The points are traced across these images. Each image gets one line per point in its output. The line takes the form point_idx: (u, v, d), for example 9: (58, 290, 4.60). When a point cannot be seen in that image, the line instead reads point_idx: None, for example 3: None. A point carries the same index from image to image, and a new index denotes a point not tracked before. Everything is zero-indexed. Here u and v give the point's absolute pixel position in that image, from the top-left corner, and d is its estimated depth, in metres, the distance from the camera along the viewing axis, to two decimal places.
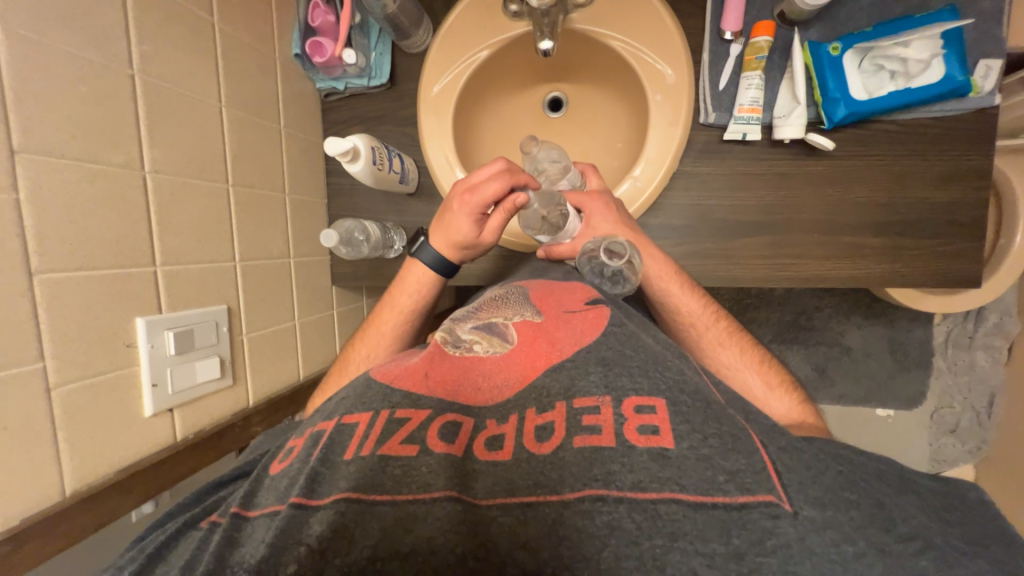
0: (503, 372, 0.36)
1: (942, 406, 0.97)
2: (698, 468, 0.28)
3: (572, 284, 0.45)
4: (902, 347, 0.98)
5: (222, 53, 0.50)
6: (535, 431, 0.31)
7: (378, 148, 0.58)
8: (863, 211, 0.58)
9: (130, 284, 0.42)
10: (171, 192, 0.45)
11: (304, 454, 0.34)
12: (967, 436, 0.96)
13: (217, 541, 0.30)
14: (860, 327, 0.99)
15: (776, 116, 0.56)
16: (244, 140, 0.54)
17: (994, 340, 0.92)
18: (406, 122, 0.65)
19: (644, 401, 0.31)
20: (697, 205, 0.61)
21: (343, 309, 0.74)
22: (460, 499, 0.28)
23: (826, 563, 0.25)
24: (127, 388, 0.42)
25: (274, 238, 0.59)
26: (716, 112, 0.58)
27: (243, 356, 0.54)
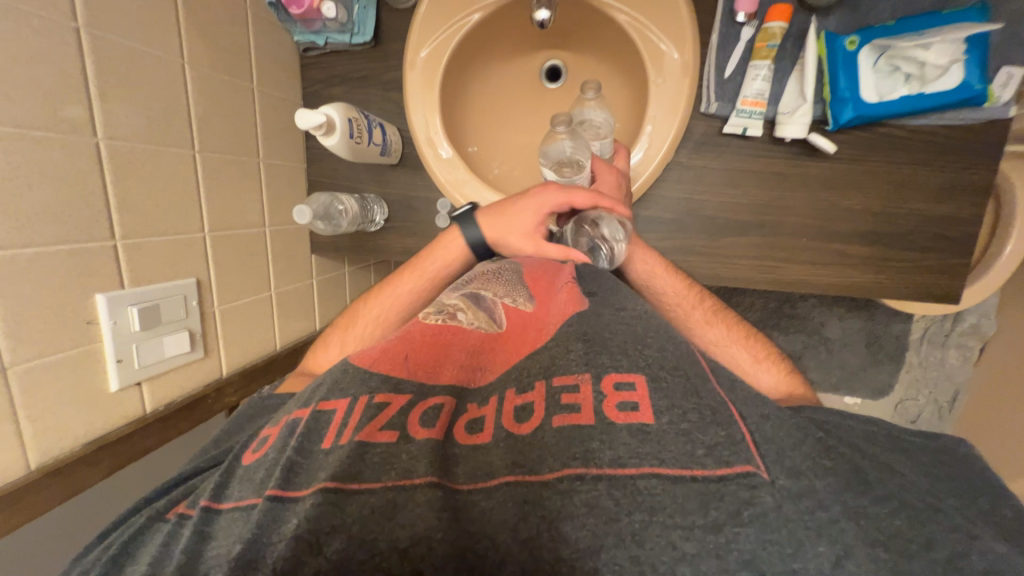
0: (489, 350, 0.39)
1: (907, 398, 1.18)
2: (678, 442, 0.29)
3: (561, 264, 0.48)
4: (877, 343, 1.15)
5: (184, 27, 0.55)
6: (515, 412, 0.33)
7: (355, 120, 0.66)
8: (858, 218, 0.67)
9: (94, 258, 0.47)
10: (127, 162, 0.49)
11: (279, 443, 0.35)
12: (925, 425, 1.18)
13: (188, 538, 0.31)
14: (841, 318, 1.14)
15: (782, 113, 0.64)
16: (207, 115, 0.59)
17: (968, 339, 1.13)
18: (389, 85, 0.74)
19: (623, 378, 0.32)
20: (689, 198, 0.70)
21: (323, 277, 0.84)
22: (441, 484, 0.29)
23: (800, 530, 0.26)
24: (91, 364, 0.47)
25: (250, 206, 0.67)
26: (719, 102, 0.65)
27: (215, 332, 0.61)
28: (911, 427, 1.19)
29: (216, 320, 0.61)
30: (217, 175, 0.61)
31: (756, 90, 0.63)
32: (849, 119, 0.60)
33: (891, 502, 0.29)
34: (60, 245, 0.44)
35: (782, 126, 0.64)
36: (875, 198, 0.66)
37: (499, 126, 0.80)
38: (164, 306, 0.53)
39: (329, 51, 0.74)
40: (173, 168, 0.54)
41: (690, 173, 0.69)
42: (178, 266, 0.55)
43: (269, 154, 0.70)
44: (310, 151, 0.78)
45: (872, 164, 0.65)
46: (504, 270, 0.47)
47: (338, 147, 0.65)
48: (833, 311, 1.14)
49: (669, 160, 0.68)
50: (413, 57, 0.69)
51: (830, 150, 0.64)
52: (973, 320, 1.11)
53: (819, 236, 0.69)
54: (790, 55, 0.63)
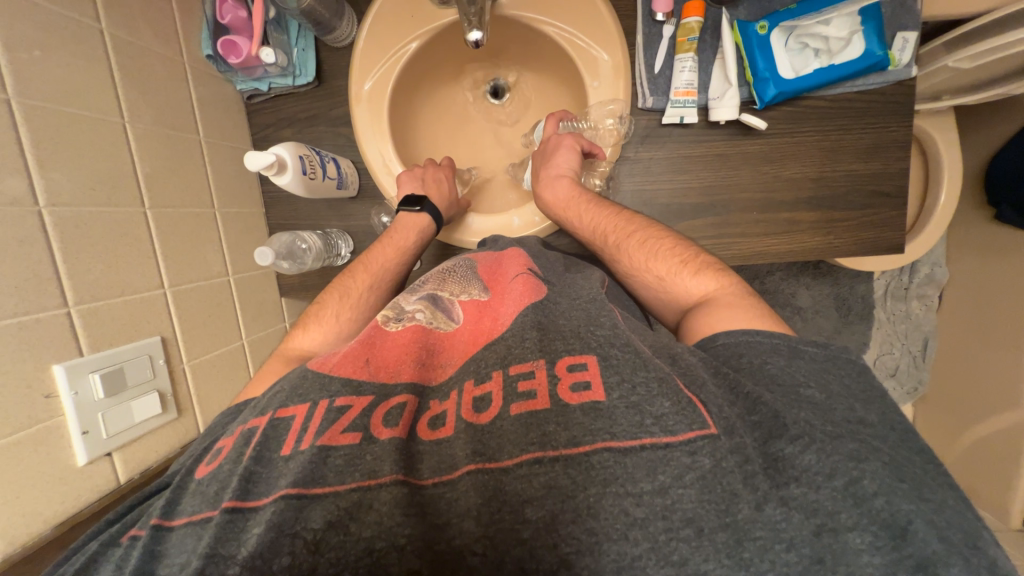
0: (448, 350, 0.41)
1: (884, 353, 1.24)
2: (627, 415, 0.30)
3: (513, 253, 0.51)
4: (846, 303, 1.22)
5: (121, 88, 0.56)
6: (473, 403, 0.34)
7: (307, 156, 0.67)
8: (796, 186, 0.71)
9: (45, 328, 0.47)
10: (72, 226, 0.49)
11: (235, 454, 0.35)
12: (907, 378, 1.23)
13: (139, 557, 0.31)
14: (808, 287, 1.22)
15: (712, 99, 0.67)
16: (153, 172, 0.59)
17: (927, 290, 1.18)
18: (337, 121, 0.76)
19: (576, 360, 0.34)
20: (640, 190, 0.73)
21: (294, 317, 0.85)
22: (406, 481, 0.30)
23: (735, 481, 0.27)
24: (54, 440, 0.47)
25: (211, 258, 0.67)
26: (653, 97, 0.68)
27: (187, 389, 0.61)
28: (893, 381, 1.25)
29: (187, 376, 0.61)
30: (171, 231, 0.61)
31: (685, 82, 0.66)
32: (773, 96, 0.64)
33: (804, 436, 0.29)
34: (8, 319, 0.43)
35: (714, 111, 0.67)
36: (810, 167, 0.70)
37: (454, 145, 0.83)
38: (128, 366, 0.53)
39: (274, 95, 0.76)
40: (119, 225, 0.54)
41: (639, 165, 0.73)
42: (137, 326, 0.55)
43: (225, 203, 0.71)
44: (266, 195, 0.79)
45: (801, 135, 0.69)
46: (458, 267, 0.51)
47: (292, 184, 0.66)
48: (799, 282, 1.21)
49: (617, 158, 0.72)
50: (357, 88, 0.70)
51: (762, 127, 0.67)
52: (927, 271, 1.17)
53: (767, 207, 0.72)
54: (710, 45, 0.67)
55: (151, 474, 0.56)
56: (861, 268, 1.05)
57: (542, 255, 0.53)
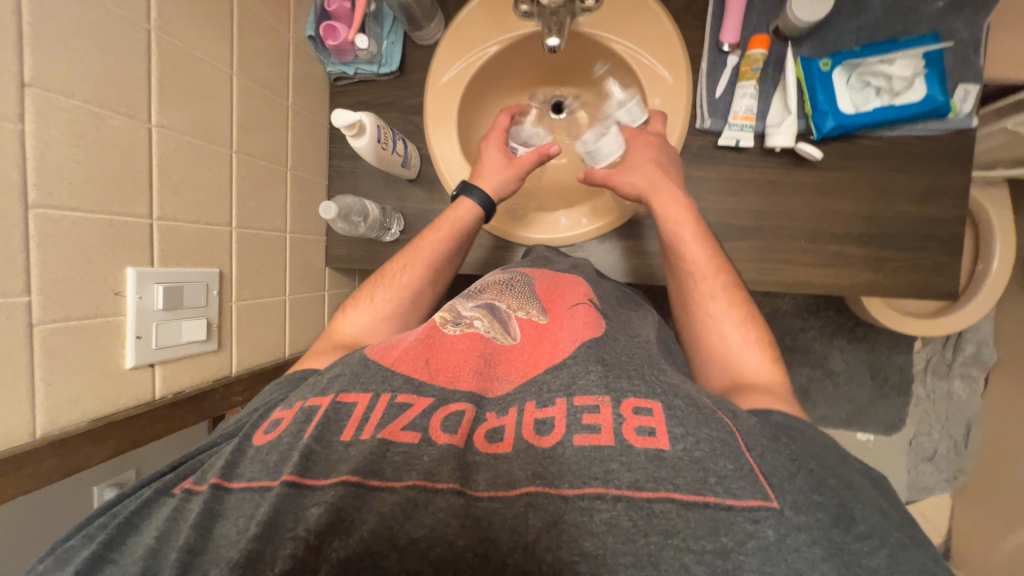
0: (505, 364, 0.43)
1: (921, 434, 1.24)
2: (692, 468, 0.31)
3: (573, 279, 0.54)
4: (882, 372, 1.25)
5: (238, 44, 0.67)
6: (535, 424, 0.36)
7: (381, 128, 0.72)
8: (849, 221, 0.72)
9: (130, 232, 0.54)
10: (171, 147, 0.57)
11: (296, 429, 0.40)
12: (946, 465, 1.23)
13: (201, 511, 0.35)
14: (842, 351, 1.26)
15: (770, 125, 0.70)
16: (248, 120, 0.70)
17: (971, 370, 1.21)
18: (410, 110, 0.84)
19: (642, 403, 0.36)
20: None
21: (332, 292, 0.95)
22: (462, 492, 0.32)
23: (800, 562, 0.27)
24: (113, 336, 0.53)
25: (275, 213, 0.77)
26: (712, 118, 0.72)
27: (228, 328, 0.68)
28: (929, 465, 1.24)
29: (232, 315, 0.68)
30: (246, 176, 0.70)
31: (745, 107, 0.70)
32: (830, 128, 0.67)
33: (873, 537, 0.30)
34: (99, 215, 0.50)
35: (770, 137, 0.70)
36: (863, 203, 0.72)
37: None
38: (187, 288, 0.60)
39: (357, 81, 0.86)
40: (208, 158, 0.63)
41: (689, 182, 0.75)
42: (202, 257, 0.63)
43: (296, 165, 0.81)
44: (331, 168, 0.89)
45: (857, 171, 0.72)
46: (517, 281, 0.53)
47: (365, 149, 0.72)
48: (832, 343, 1.26)
49: None
50: (435, 79, 0.76)
51: (818, 157, 0.70)
52: (972, 349, 1.20)
53: (814, 239, 0.73)
54: (773, 77, 0.70)
55: (182, 398, 0.62)
56: (900, 327, 1.00)
57: (601, 284, 0.56)
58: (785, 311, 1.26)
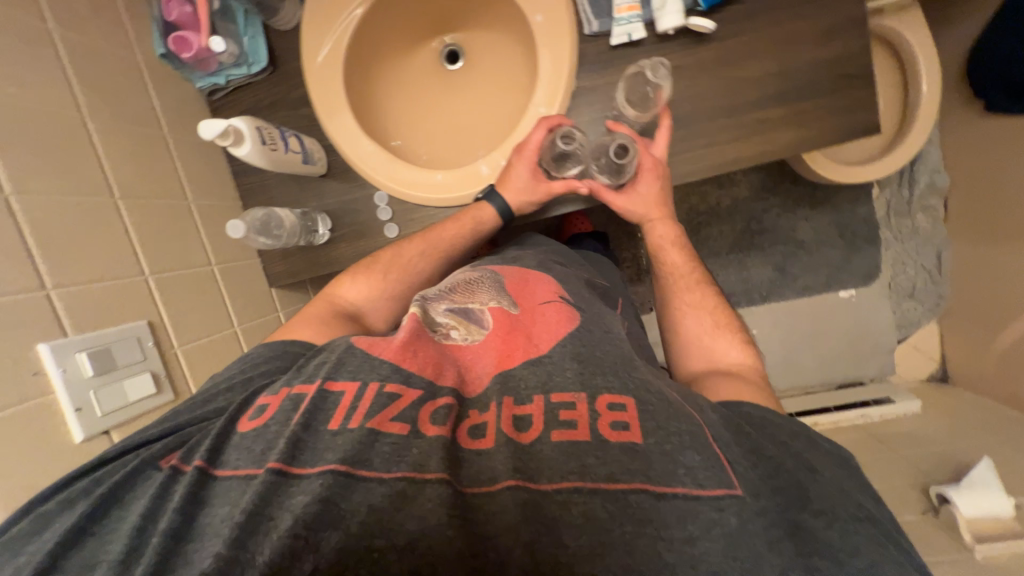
0: (481, 359, 0.49)
1: (897, 274, 1.29)
2: (662, 461, 0.37)
3: (540, 278, 0.60)
4: (849, 228, 1.29)
5: (79, 81, 0.60)
6: (514, 421, 0.42)
7: (264, 128, 0.68)
8: (759, 85, 0.69)
9: (26, 310, 0.49)
10: (40, 212, 0.52)
11: (282, 416, 0.44)
12: (926, 296, 1.28)
13: (188, 495, 0.39)
14: (807, 219, 1.30)
15: (655, 10, 0.67)
16: (122, 162, 0.64)
17: (929, 202, 1.23)
18: (296, 102, 0.78)
19: (615, 400, 0.41)
20: (603, 114, 0.74)
21: (287, 310, 0.91)
22: (449, 483, 0.36)
23: (760, 544, 0.33)
24: (48, 416, 0.50)
25: (192, 249, 0.72)
26: (598, 19, 0.70)
27: (180, 373, 0.64)
28: (912, 301, 1.29)
29: (180, 360, 0.65)
30: (144, 220, 0.65)
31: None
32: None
33: (827, 512, 0.35)
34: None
35: (658, 21, 0.67)
36: (770, 62, 0.69)
37: (415, 118, 0.86)
38: (117, 346, 0.56)
39: (234, 88, 0.79)
40: (92, 215, 0.58)
41: (595, 94, 0.73)
42: (123, 311, 0.59)
43: (199, 195, 0.75)
44: (241, 188, 0.82)
45: (754, 31, 0.68)
46: (485, 279, 0.58)
47: (252, 155, 0.67)
48: (798, 215, 1.30)
49: (573, 88, 0.73)
50: (311, 60, 0.74)
51: (711, 28, 0.66)
52: (927, 179, 1.21)
53: (729, 111, 0.70)
54: None
55: None
56: (853, 178, 1.00)
57: (568, 282, 0.61)
58: (743, 197, 1.30)
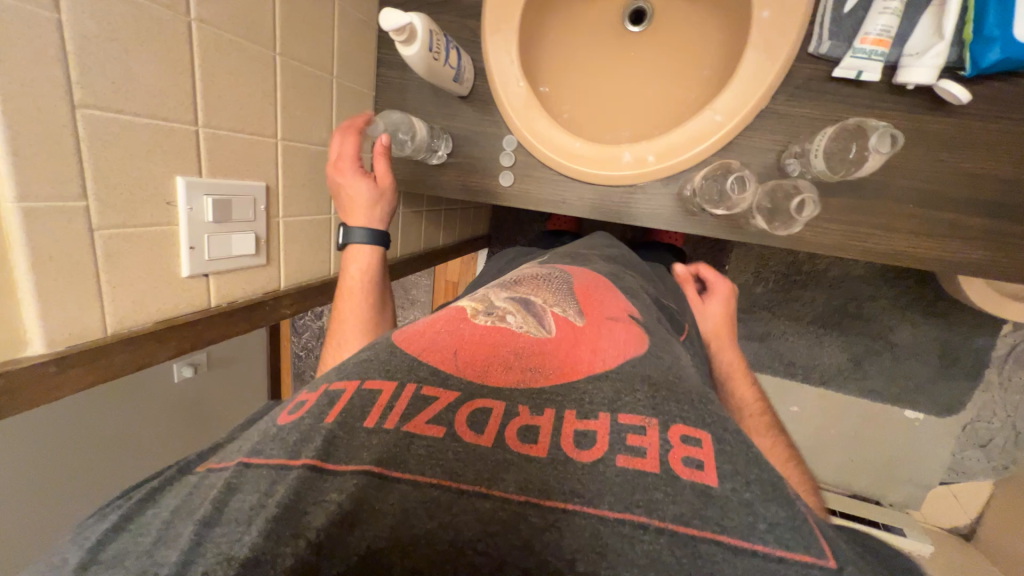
0: (539, 358, 0.35)
1: (979, 420, 1.19)
2: (740, 512, 0.26)
3: (613, 291, 0.48)
4: (953, 354, 1.17)
5: None
6: (573, 435, 0.30)
7: (434, 33, 0.66)
8: (975, 186, 0.67)
9: (177, 137, 0.52)
10: (211, 44, 0.54)
11: (315, 412, 0.32)
12: (995, 453, 1.20)
13: (218, 493, 0.28)
14: (914, 326, 1.18)
15: (908, 56, 0.64)
16: (292, 15, 0.64)
17: None
18: (465, 13, 0.76)
19: (689, 431, 0.30)
20: (779, 146, 0.71)
21: None
22: (489, 495, 0.27)
23: None
24: (167, 244, 0.53)
25: (319, 124, 0.74)
26: (831, 43, 0.66)
27: (276, 242, 0.69)
28: (979, 451, 1.21)
29: (279, 229, 0.69)
30: (292, 81, 0.66)
31: (879, 28, 0.63)
32: (992, 62, 0.60)
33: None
34: (146, 119, 0.49)
35: (906, 70, 0.64)
36: (1001, 167, 0.66)
37: (573, 71, 0.85)
38: (236, 201, 0.60)
39: None
40: (256, 62, 0.60)
41: (785, 120, 0.70)
42: (250, 167, 0.62)
43: (342, 73, 0.76)
44: (380, 80, 0.83)
45: (1004, 123, 0.65)
46: (555, 278, 0.48)
47: (416, 58, 0.66)
48: (903, 317, 1.18)
49: (763, 107, 0.70)
50: None
51: (963, 98, 0.62)
52: None
53: (925, 202, 0.69)
54: None
55: (239, 307, 0.64)
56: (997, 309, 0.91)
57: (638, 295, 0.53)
58: (855, 275, 1.19)
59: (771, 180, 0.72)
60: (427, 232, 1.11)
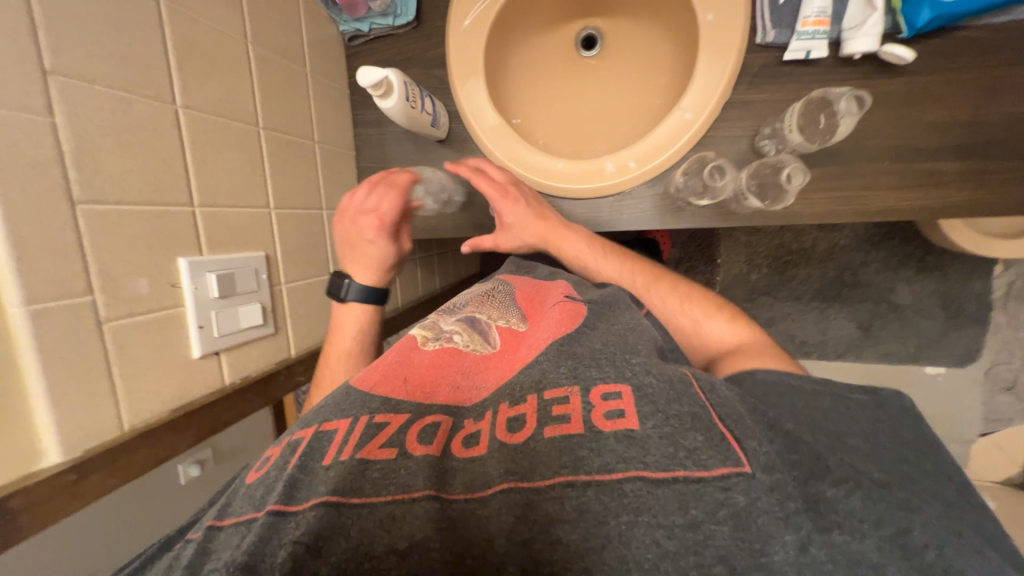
0: (482, 373, 0.48)
1: (998, 363, 1.18)
2: (662, 445, 0.36)
3: (550, 289, 0.62)
4: (955, 301, 1.18)
5: (249, 15, 0.68)
6: (508, 423, 0.40)
7: (410, 85, 0.73)
8: (943, 131, 0.68)
9: (176, 221, 0.57)
10: (198, 128, 0.60)
11: (281, 462, 0.40)
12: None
13: (193, 552, 0.35)
14: (909, 282, 1.20)
15: (847, 30, 0.67)
16: (267, 93, 0.71)
17: None
18: (427, 64, 0.84)
19: (611, 389, 0.40)
20: (752, 131, 0.74)
21: None
22: (438, 497, 0.35)
23: (768, 523, 0.32)
24: (178, 325, 0.57)
25: (306, 185, 0.80)
26: (775, 31, 0.69)
27: (280, 309, 0.73)
28: (1009, 395, 1.19)
29: (281, 296, 0.73)
30: (275, 151, 0.73)
31: (816, 10, 0.67)
32: (925, 22, 0.63)
33: (848, 482, 0.36)
34: (145, 208, 0.54)
35: (849, 42, 0.67)
36: (960, 112, 0.68)
37: (540, 98, 0.91)
38: (237, 274, 0.64)
39: (374, 37, 0.85)
40: (242, 139, 0.67)
41: (744, 107, 0.73)
42: (247, 241, 0.67)
43: (323, 137, 0.83)
44: (358, 138, 0.91)
45: (954, 72, 0.67)
46: (498, 294, 0.61)
47: (394, 108, 0.72)
48: (898, 276, 1.20)
49: (728, 99, 0.73)
50: (456, 25, 0.77)
51: (909, 58, 0.65)
52: None
53: (897, 155, 0.70)
54: None
55: (249, 380, 0.67)
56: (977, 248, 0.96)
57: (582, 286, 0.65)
58: (844, 245, 1.22)
59: (751, 163, 0.74)
60: (423, 273, 1.16)
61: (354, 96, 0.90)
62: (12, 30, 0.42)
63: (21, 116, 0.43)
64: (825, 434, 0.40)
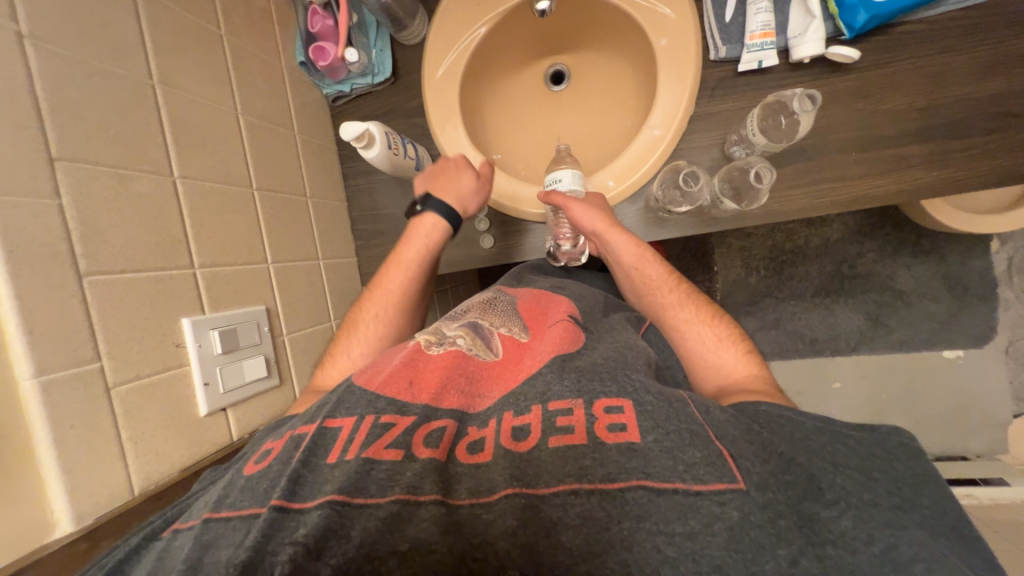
0: (488, 383, 0.53)
1: (1015, 339, 1.17)
2: (662, 458, 0.39)
3: (548, 302, 0.67)
4: (958, 282, 1.18)
5: (237, 88, 0.72)
6: (513, 432, 0.45)
7: (390, 133, 0.76)
8: (901, 116, 0.70)
9: (177, 283, 0.59)
10: (197, 196, 0.63)
11: (285, 455, 0.46)
12: None
13: (193, 546, 0.39)
14: (909, 267, 1.20)
15: (793, 38, 0.70)
16: (260, 156, 0.75)
17: None
18: (407, 114, 0.88)
19: (613, 403, 0.44)
20: (721, 140, 0.76)
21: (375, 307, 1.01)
22: (444, 501, 0.39)
23: (761, 536, 0.34)
24: (184, 386, 0.58)
25: (304, 238, 0.82)
26: (727, 46, 0.73)
27: (285, 361, 0.74)
28: None
29: (286, 347, 0.75)
30: (271, 211, 0.76)
31: (761, 24, 0.70)
32: (863, 22, 0.66)
33: (840, 502, 0.37)
34: (146, 273, 0.55)
35: (797, 48, 0.70)
36: (913, 97, 0.70)
37: (516, 133, 0.94)
38: (240, 329, 0.66)
39: (355, 95, 0.90)
40: (238, 201, 0.70)
41: (712, 119, 0.76)
42: (249, 293, 0.69)
43: (315, 191, 0.86)
44: (349, 189, 0.95)
45: (901, 64, 0.70)
46: (500, 303, 0.66)
47: (378, 157, 0.75)
48: (897, 262, 1.20)
49: (692, 114, 0.76)
50: (431, 76, 0.82)
51: (856, 56, 0.68)
52: None
53: (863, 147, 0.72)
54: None
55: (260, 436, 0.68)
56: (974, 225, 0.96)
57: (584, 298, 0.70)
58: (836, 239, 1.23)
59: (721, 168, 0.76)
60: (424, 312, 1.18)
61: (342, 151, 0.94)
62: (25, 128, 0.46)
63: (32, 202, 0.46)
64: (819, 457, 0.40)
